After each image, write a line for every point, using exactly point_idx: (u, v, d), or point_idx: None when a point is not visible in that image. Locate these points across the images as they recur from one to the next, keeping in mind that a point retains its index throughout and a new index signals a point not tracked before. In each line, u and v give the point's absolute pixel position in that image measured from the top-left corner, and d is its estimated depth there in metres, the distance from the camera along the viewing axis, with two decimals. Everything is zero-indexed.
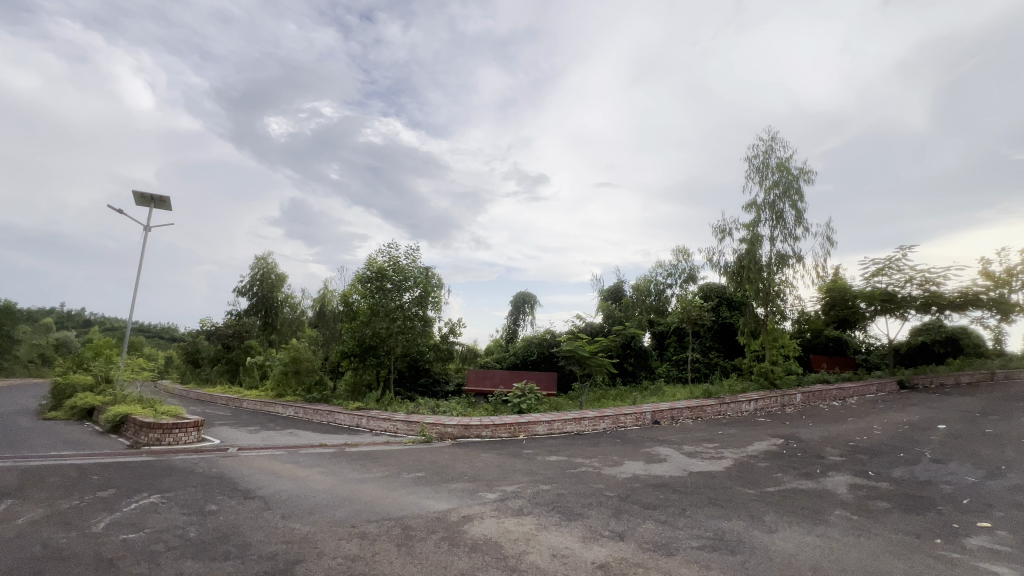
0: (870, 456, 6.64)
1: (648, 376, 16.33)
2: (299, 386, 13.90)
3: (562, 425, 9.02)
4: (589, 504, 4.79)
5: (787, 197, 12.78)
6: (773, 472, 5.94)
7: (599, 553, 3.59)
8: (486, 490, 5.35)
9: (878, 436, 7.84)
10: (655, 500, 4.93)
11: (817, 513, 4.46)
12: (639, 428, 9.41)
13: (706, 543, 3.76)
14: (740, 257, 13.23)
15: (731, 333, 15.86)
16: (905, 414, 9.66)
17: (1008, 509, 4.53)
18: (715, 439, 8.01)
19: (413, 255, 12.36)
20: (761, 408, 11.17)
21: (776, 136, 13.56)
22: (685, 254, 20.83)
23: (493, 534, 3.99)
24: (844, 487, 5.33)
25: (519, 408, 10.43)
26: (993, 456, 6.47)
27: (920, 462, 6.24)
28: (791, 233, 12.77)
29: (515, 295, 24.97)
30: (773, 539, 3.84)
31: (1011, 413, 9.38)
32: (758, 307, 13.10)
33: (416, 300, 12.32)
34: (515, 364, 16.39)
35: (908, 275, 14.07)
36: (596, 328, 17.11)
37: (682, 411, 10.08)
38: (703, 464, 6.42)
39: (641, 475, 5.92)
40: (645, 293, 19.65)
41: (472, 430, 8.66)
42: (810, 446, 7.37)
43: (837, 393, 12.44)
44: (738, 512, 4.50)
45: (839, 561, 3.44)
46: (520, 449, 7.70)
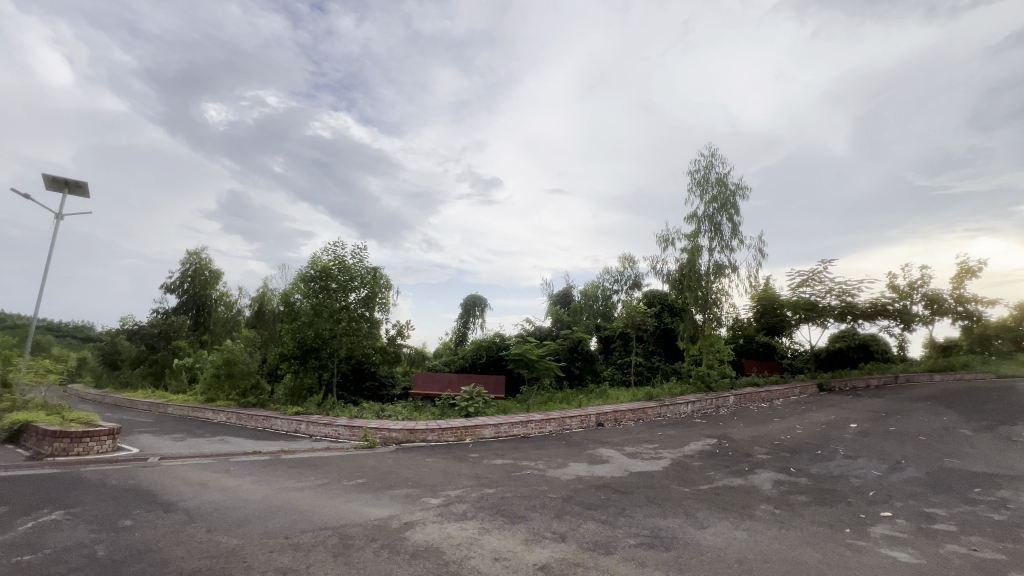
0: (793, 454, 7.15)
1: (594, 380, 16.77)
2: (233, 390, 13.11)
3: (509, 428, 9.05)
4: (532, 506, 4.84)
5: (725, 210, 13.56)
6: (706, 471, 6.26)
7: (541, 554, 3.63)
8: (431, 495, 5.26)
9: (799, 435, 8.47)
10: (596, 500, 5.04)
11: (744, 508, 4.74)
12: (583, 430, 9.63)
13: (642, 541, 3.89)
14: (682, 265, 13.88)
15: (672, 339, 16.61)
16: (823, 415, 10.50)
17: (907, 499, 5.03)
18: (655, 441, 8.33)
19: (360, 254, 11.97)
20: (698, 409, 11.76)
21: (716, 152, 14.36)
22: (630, 262, 21.61)
23: (435, 540, 3.92)
24: (768, 483, 5.72)
25: (466, 412, 10.36)
26: (895, 451, 7.17)
27: (834, 458, 6.81)
28: (727, 244, 13.54)
29: (466, 298, 24.85)
30: (704, 534, 4.04)
31: (911, 412, 10.43)
32: (696, 314, 13.78)
33: (362, 300, 11.95)
34: (464, 367, 16.28)
35: (828, 286, 15.32)
36: (545, 331, 17.34)
37: (625, 413, 10.42)
38: (643, 465, 6.66)
39: (584, 476, 6.05)
40: (593, 298, 20.17)
41: (417, 434, 8.50)
42: (740, 445, 7.83)
43: (765, 395, 13.31)
44: (673, 510, 4.70)
45: (762, 552, 3.68)
46: (467, 453, 7.64)
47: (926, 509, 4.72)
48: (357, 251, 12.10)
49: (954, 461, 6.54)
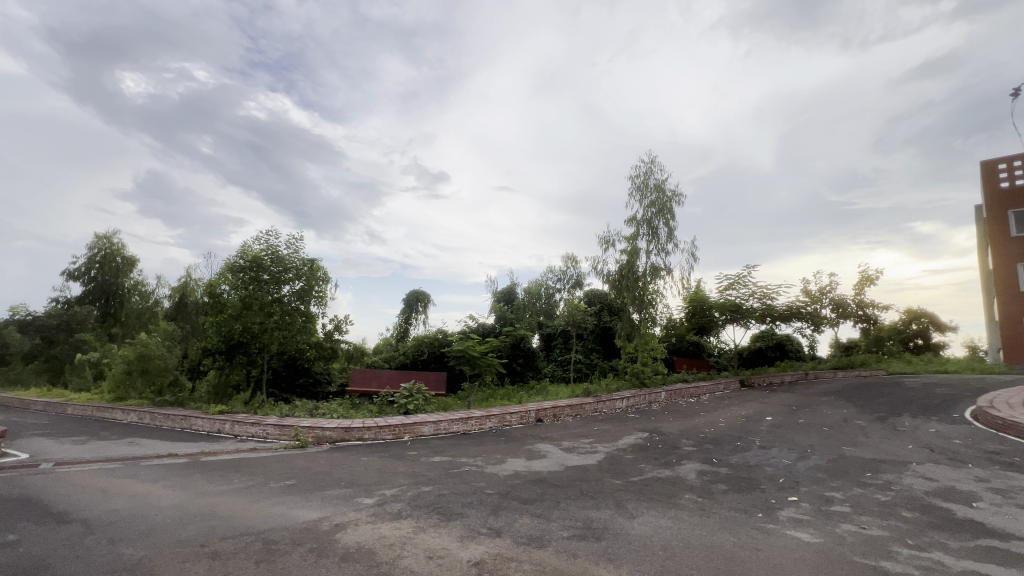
0: (715, 446, 7.65)
1: (535, 376, 17.04)
2: (147, 388, 12.02)
3: (449, 425, 8.99)
4: (469, 503, 4.83)
5: (662, 215, 14.20)
6: (637, 463, 6.56)
7: (476, 551, 3.64)
8: (365, 495, 5.11)
9: (722, 428, 9.09)
10: (532, 494, 5.13)
11: (670, 498, 5.02)
12: (523, 426, 9.76)
13: (575, 533, 4.01)
14: (621, 267, 14.40)
15: (610, 337, 17.24)
16: (743, 409, 11.34)
17: (810, 485, 5.54)
18: (591, 435, 8.60)
19: (295, 244, 11.35)
20: (632, 405, 12.27)
21: (655, 159, 14.98)
22: (573, 261, 22.14)
23: (367, 541, 3.81)
24: (693, 473, 6.08)
25: (405, 409, 10.16)
26: (802, 442, 7.87)
27: (751, 449, 7.36)
28: (663, 247, 14.21)
29: (408, 292, 24.35)
30: (633, 524, 4.23)
31: (817, 406, 11.50)
32: (633, 313, 14.34)
33: (297, 293, 11.35)
34: (404, 364, 15.93)
35: (750, 290, 16.52)
36: (488, 328, 17.34)
37: (564, 409, 10.67)
38: (578, 459, 6.84)
39: (522, 472, 6.13)
40: (536, 296, 20.46)
41: (353, 433, 8.22)
42: (669, 438, 8.27)
43: (694, 390, 14.16)
44: (605, 502, 4.88)
45: (684, 539, 3.91)
46: (405, 450, 7.51)
47: (826, 493, 5.23)
48: (292, 241, 11.47)
49: (851, 449, 7.29)
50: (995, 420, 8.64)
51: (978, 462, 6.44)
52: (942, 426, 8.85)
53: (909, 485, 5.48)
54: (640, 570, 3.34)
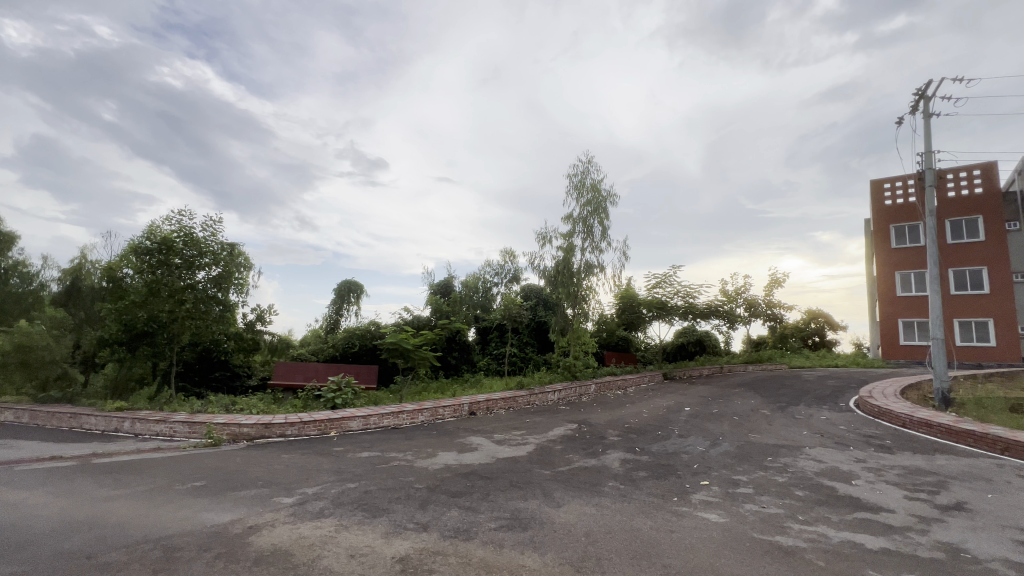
0: (639, 435, 8.06)
1: (469, 370, 17.05)
2: (28, 383, 10.56)
3: (379, 419, 8.75)
4: (396, 498, 4.73)
5: (597, 215, 14.65)
6: (566, 453, 6.76)
7: (400, 546, 3.57)
8: (284, 495, 4.84)
9: (645, 418, 9.60)
10: (462, 487, 5.12)
11: (595, 486, 5.23)
12: (455, 419, 9.70)
13: (503, 523, 4.06)
14: (557, 263, 14.68)
15: (544, 331, 17.61)
16: (666, 400, 12.05)
17: (720, 469, 6.01)
18: (522, 427, 8.74)
19: (213, 226, 10.43)
20: (563, 397, 12.62)
21: (592, 159, 15.38)
22: (511, 256, 22.30)
23: (283, 543, 3.61)
24: (617, 462, 6.37)
25: (332, 404, 9.73)
26: (715, 430, 8.52)
27: (671, 438, 7.85)
28: (597, 246, 14.68)
29: (340, 282, 23.32)
30: (559, 513, 4.35)
31: (729, 397, 12.50)
32: (568, 308, 14.66)
33: (214, 280, 10.44)
34: (333, 357, 15.23)
35: (675, 288, 17.56)
36: (423, 321, 16.98)
37: (497, 401, 10.76)
38: (509, 451, 6.92)
39: (452, 465, 6.10)
40: (473, 289, 20.36)
41: (274, 429, 7.75)
42: (597, 429, 8.59)
43: (621, 383, 14.86)
44: (533, 492, 4.98)
45: (606, 525, 4.08)
46: (330, 447, 7.19)
47: (733, 476, 5.70)
48: (209, 223, 10.53)
49: (755, 436, 8.00)
50: (873, 408, 9.85)
51: (858, 445, 7.31)
52: (831, 414, 9.96)
53: (802, 467, 6.11)
54: (563, 558, 3.44)
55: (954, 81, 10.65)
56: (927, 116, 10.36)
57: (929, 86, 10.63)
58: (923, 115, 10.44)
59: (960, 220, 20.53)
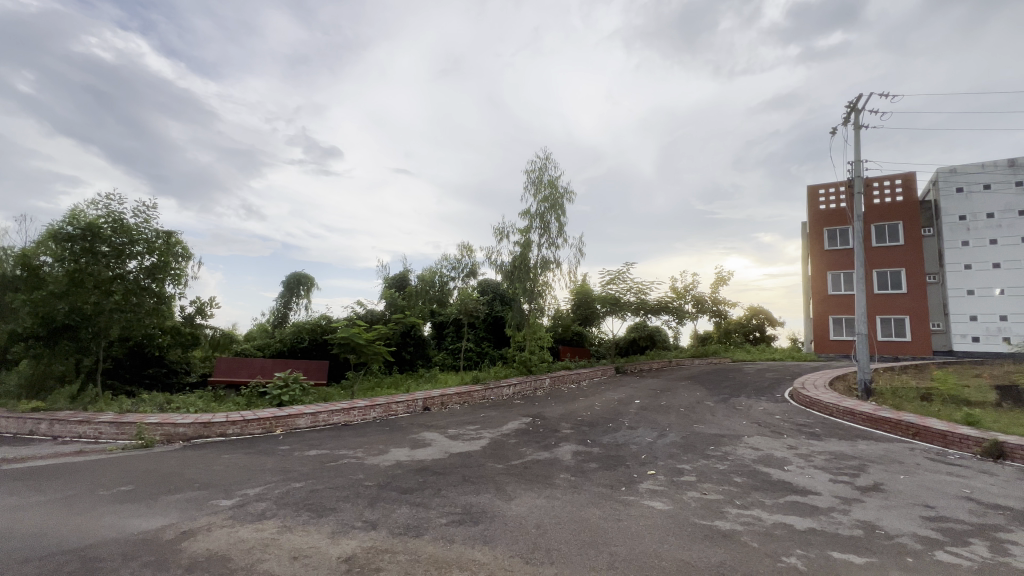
0: (591, 428, 8.25)
1: (425, 365, 16.86)
2: None
3: (329, 416, 8.48)
4: (344, 497, 4.60)
5: (554, 211, 14.80)
6: (519, 447, 6.81)
7: (347, 546, 3.47)
8: (222, 497, 4.59)
9: (597, 411, 9.85)
10: (413, 484, 5.05)
11: (547, 479, 5.31)
12: (409, 415, 9.55)
13: (454, 518, 4.04)
14: (514, 258, 14.72)
15: (501, 326, 17.66)
16: (617, 393, 12.41)
17: (666, 459, 6.25)
18: (477, 422, 8.74)
19: (146, 212, 9.72)
20: (518, 391, 12.72)
21: (550, 156, 15.47)
22: (468, 250, 22.18)
23: (219, 547, 3.43)
24: (569, 454, 6.49)
25: (278, 401, 9.32)
26: (663, 421, 8.86)
27: (621, 430, 8.09)
28: (553, 241, 14.83)
29: (289, 274, 22.35)
30: (511, 506, 4.38)
31: (677, 390, 13.04)
32: (524, 304, 14.73)
33: (147, 269, 9.72)
34: (281, 352, 14.59)
35: (628, 285, 18.08)
36: (378, 315, 16.58)
37: (452, 396, 10.69)
38: (463, 446, 6.89)
39: (404, 461, 6.01)
40: (430, 284, 20.09)
41: (214, 428, 7.33)
42: (550, 422, 8.72)
43: (575, 376, 15.15)
44: (485, 486, 4.99)
45: (555, 516, 4.15)
46: (275, 445, 6.89)
47: (678, 465, 5.95)
48: (142, 209, 9.82)
49: (699, 426, 8.39)
50: (805, 399, 10.57)
51: (791, 433, 7.81)
52: (768, 405, 10.59)
53: (741, 455, 6.46)
54: (513, 550, 3.46)
55: (882, 96, 11.51)
56: (858, 127, 11.17)
57: (859, 100, 11.45)
58: (854, 126, 11.24)
59: (884, 224, 22.32)
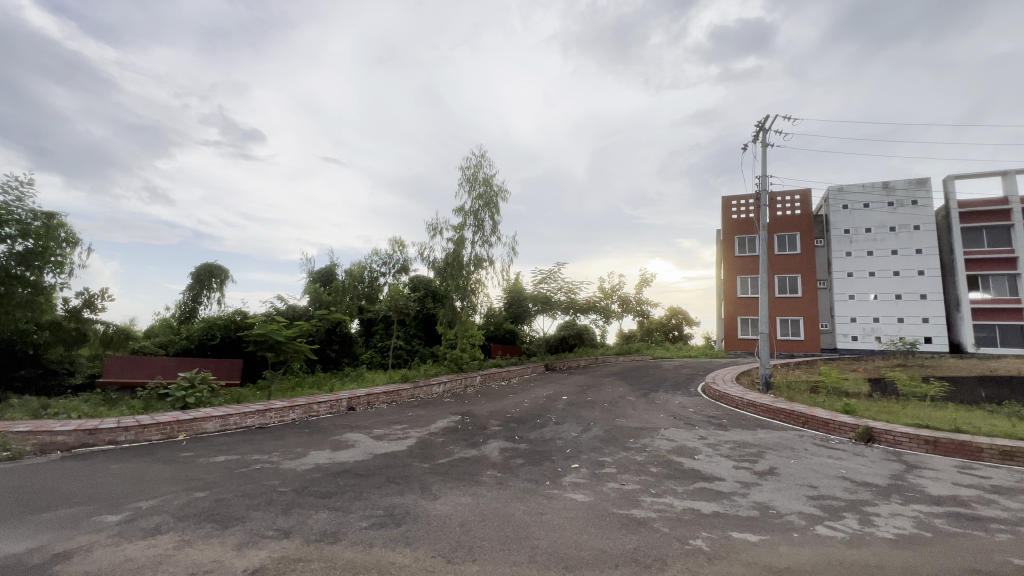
0: (518, 424, 8.37)
1: (351, 363, 16.25)
2: None
3: (241, 419, 7.87)
4: (255, 505, 4.29)
5: (488, 209, 14.83)
6: (447, 446, 6.75)
7: (256, 557, 3.25)
8: (109, 512, 4.10)
9: (526, 407, 10.02)
10: (333, 487, 4.83)
11: (473, 476, 5.30)
12: (331, 415, 9.11)
13: (375, 521, 3.92)
14: (447, 255, 14.55)
15: (432, 323, 17.42)
16: (546, 390, 12.72)
17: (589, 452, 6.50)
18: (404, 421, 8.54)
19: (20, 189, 8.48)
20: (448, 389, 12.60)
21: (485, 154, 15.44)
22: (400, 245, 21.62)
23: (99, 570, 3.05)
24: (497, 451, 6.53)
25: (182, 404, 8.49)
26: (587, 416, 9.20)
27: (547, 425, 8.29)
28: (487, 239, 14.85)
29: (199, 264, 20.42)
30: (435, 505, 4.33)
31: (602, 386, 13.61)
32: (456, 301, 14.61)
33: (20, 256, 8.47)
34: (187, 350, 13.30)
35: (559, 284, 18.57)
36: (300, 311, 15.65)
37: (379, 396, 10.35)
38: (388, 446, 6.70)
39: (324, 464, 5.72)
40: (358, 279, 19.36)
41: (102, 434, 6.52)
42: (479, 419, 8.73)
43: (506, 374, 15.32)
44: (410, 486, 4.88)
45: (480, 513, 4.15)
46: (176, 452, 6.27)
47: (600, 458, 6.20)
48: (14, 185, 8.55)
49: (621, 420, 8.80)
50: (715, 392, 11.47)
51: (701, 425, 8.43)
52: (682, 398, 11.36)
53: (658, 446, 6.87)
54: (436, 550, 3.42)
55: (785, 119, 12.75)
56: (765, 145, 12.29)
57: (767, 121, 12.60)
58: (762, 144, 12.34)
59: (785, 234, 24.76)
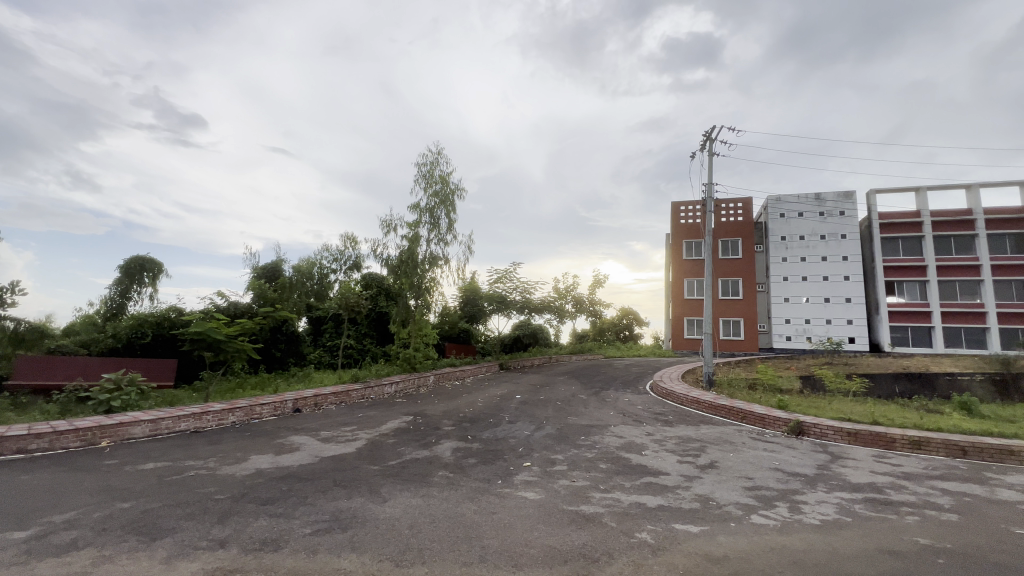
0: (471, 424, 8.34)
1: (297, 363, 15.60)
2: None
3: (174, 423, 7.35)
4: (187, 514, 4.02)
5: (444, 206, 14.67)
6: (397, 447, 6.62)
7: (186, 570, 3.04)
8: (15, 529, 3.71)
9: (479, 407, 10.01)
10: (275, 493, 4.61)
11: (424, 477, 5.23)
12: (275, 418, 8.70)
13: (320, 527, 3.78)
14: (401, 252, 14.26)
15: (385, 322, 17.03)
16: (500, 389, 12.75)
17: (541, 450, 6.57)
18: (353, 422, 8.29)
19: None
20: (401, 389, 12.36)
21: (442, 150, 15.26)
22: (353, 242, 20.99)
23: None
24: (449, 451, 6.47)
25: (106, 408, 7.82)
26: (540, 415, 9.30)
27: (501, 425, 8.31)
28: (442, 238, 14.69)
29: (129, 257, 18.94)
30: (384, 508, 4.22)
31: (555, 385, 13.82)
32: (410, 299, 14.35)
33: None
34: (114, 349, 12.24)
35: (515, 284, 18.69)
36: (242, 308, 14.82)
37: (327, 396, 9.99)
38: (336, 448, 6.49)
39: (266, 469, 5.45)
40: (306, 276, 18.62)
41: (9, 443, 5.85)
42: (432, 420, 8.63)
43: (460, 373, 15.22)
44: (358, 490, 4.75)
45: (430, 515, 4.09)
46: (98, 460, 5.76)
47: (552, 456, 6.29)
48: None
49: (572, 418, 8.97)
50: (662, 390, 11.92)
51: (649, 421, 8.73)
52: (632, 396, 11.74)
53: (608, 443, 7.06)
54: (383, 554, 3.34)
55: (730, 130, 13.47)
56: (712, 154, 12.91)
57: (713, 131, 13.26)
58: (709, 153, 12.96)
59: (728, 240, 26.12)
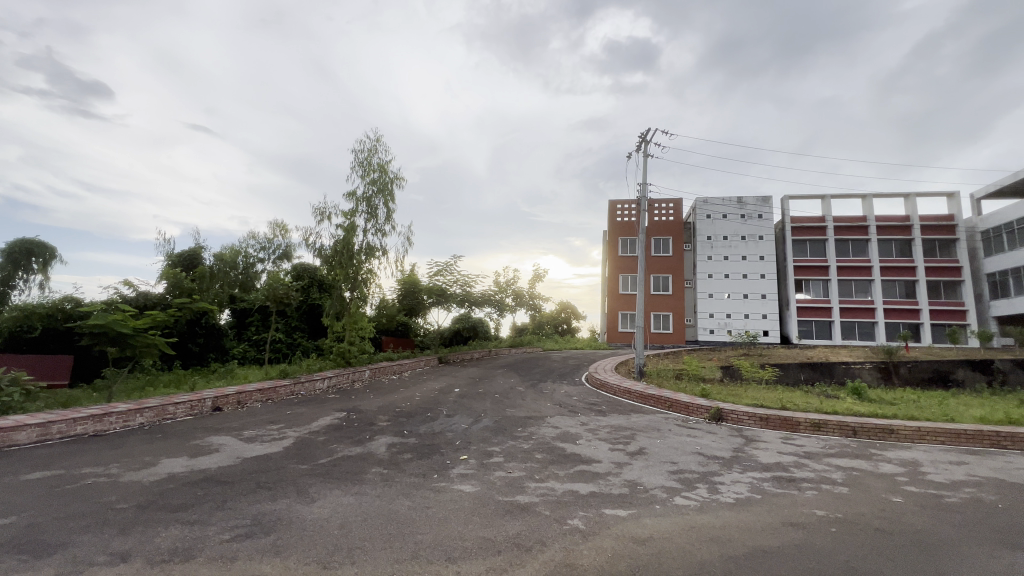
0: (408, 418, 8.19)
1: (219, 359, 14.51)
2: None
3: (68, 427, 6.57)
4: (84, 526, 3.63)
5: (383, 196, 14.21)
6: (329, 444, 6.36)
7: None
8: None
9: (416, 401, 9.85)
10: (189, 498, 4.27)
11: (357, 475, 5.06)
12: (191, 418, 8.03)
13: (240, 532, 3.54)
14: (336, 242, 13.66)
15: (317, 315, 16.24)
16: (438, 383, 12.63)
17: (478, 443, 6.59)
18: (281, 420, 7.85)
19: None
20: (334, 385, 11.87)
21: (381, 138, 14.77)
22: (283, 230, 19.79)
23: None
24: (383, 447, 6.31)
25: None
26: (478, 408, 9.32)
27: (438, 418, 8.24)
28: (380, 228, 14.23)
29: (13, 240, 16.60)
30: (312, 509, 4.04)
31: (494, 377, 13.91)
32: (345, 291, 13.80)
33: None
34: None
35: (455, 277, 18.53)
36: (153, 299, 13.50)
37: (252, 394, 9.37)
38: (261, 448, 6.12)
39: (179, 473, 5.03)
40: (229, 265, 17.32)
41: None
42: (366, 415, 8.38)
43: (397, 368, 14.89)
44: (284, 491, 4.50)
45: (362, 513, 3.97)
46: None
47: (488, 448, 6.32)
48: None
49: (510, 410, 9.07)
50: (597, 381, 12.35)
51: (583, 411, 9.01)
52: (568, 388, 12.06)
53: (544, 434, 7.21)
54: (310, 557, 3.19)
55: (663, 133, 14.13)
56: (647, 155, 13.46)
57: (647, 133, 13.83)
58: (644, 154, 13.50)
59: (660, 238, 27.48)
